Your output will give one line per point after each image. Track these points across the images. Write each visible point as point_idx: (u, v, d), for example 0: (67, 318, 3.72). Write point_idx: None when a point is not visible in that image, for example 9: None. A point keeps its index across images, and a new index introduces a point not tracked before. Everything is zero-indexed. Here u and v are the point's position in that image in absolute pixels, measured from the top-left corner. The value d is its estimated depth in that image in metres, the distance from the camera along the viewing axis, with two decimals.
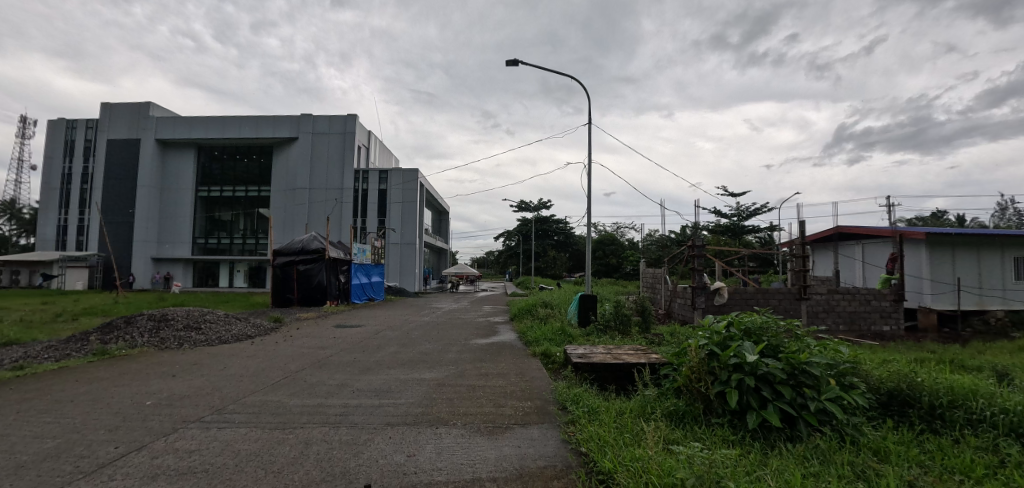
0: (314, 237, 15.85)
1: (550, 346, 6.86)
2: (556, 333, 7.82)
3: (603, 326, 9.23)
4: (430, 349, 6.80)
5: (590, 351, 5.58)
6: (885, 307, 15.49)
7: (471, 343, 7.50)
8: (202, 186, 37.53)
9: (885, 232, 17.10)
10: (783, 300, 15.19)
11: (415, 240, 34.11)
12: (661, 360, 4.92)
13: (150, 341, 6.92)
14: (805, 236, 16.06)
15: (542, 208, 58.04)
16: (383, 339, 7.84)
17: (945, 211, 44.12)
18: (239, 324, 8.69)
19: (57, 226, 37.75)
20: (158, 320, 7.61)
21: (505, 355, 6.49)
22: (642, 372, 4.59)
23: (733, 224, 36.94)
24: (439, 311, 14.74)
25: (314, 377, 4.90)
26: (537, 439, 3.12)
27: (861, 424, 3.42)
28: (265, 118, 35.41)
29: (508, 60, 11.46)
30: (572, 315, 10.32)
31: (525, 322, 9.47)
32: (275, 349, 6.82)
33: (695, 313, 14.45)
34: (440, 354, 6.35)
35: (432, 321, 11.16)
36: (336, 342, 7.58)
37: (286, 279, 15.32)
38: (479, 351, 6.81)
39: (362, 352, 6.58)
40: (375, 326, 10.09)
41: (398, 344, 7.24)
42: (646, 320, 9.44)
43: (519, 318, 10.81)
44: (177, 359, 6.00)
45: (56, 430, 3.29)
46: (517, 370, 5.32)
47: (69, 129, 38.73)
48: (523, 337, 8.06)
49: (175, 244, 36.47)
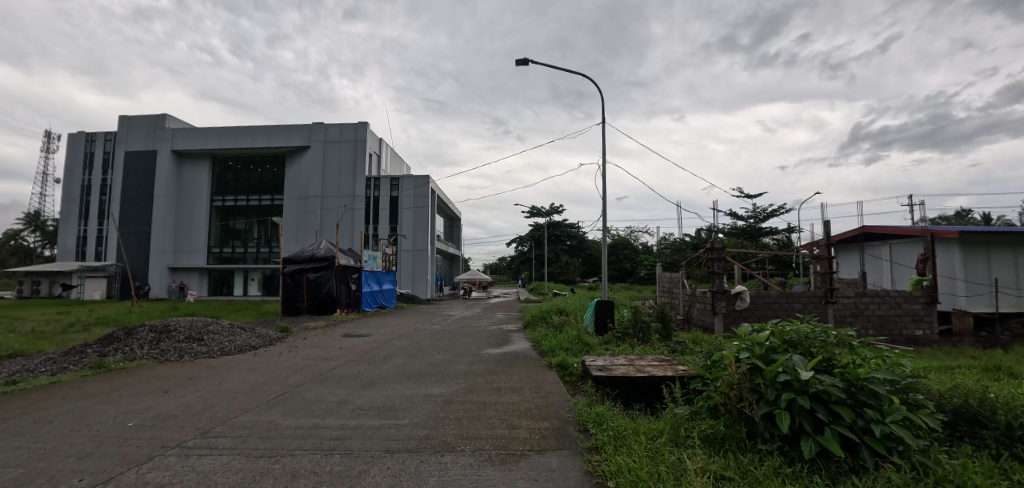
0: (324, 244, 15.61)
1: (567, 357, 6.43)
2: (573, 342, 7.39)
3: (621, 334, 8.78)
4: (439, 360, 6.42)
5: (610, 362, 5.16)
6: (917, 311, 14.69)
7: (483, 354, 7.10)
8: (217, 196, 38.00)
9: (914, 231, 16.32)
10: (809, 304, 14.50)
11: (426, 246, 33.92)
12: (690, 373, 4.48)
13: (150, 354, 6.67)
14: (830, 236, 15.37)
15: (554, 212, 57.63)
16: (391, 349, 7.48)
17: (970, 210, 42.71)
18: (243, 334, 8.43)
19: (77, 236, 38.46)
20: (160, 332, 7.37)
21: (519, 366, 6.08)
22: (671, 388, 4.17)
23: (750, 226, 36.13)
24: (451, 318, 14.40)
25: (313, 394, 4.56)
26: (557, 470, 2.71)
27: (935, 452, 2.93)
28: (278, 128, 35.75)
29: (518, 59, 11.18)
30: (587, 322, 9.88)
31: (539, 330, 9.06)
32: (278, 361, 6.51)
33: (716, 318, 13.89)
34: (450, 367, 5.97)
35: (443, 329, 10.79)
36: (343, 353, 7.27)
37: (296, 287, 15.15)
38: (490, 361, 6.41)
39: (368, 364, 6.24)
40: (384, 335, 9.76)
41: (407, 355, 6.90)
42: (667, 327, 8.98)
43: (533, 325, 10.40)
44: (175, 373, 5.73)
45: (23, 457, 2.99)
46: (532, 384, 4.92)
47: (88, 141, 39.45)
48: (537, 346, 7.65)
49: (191, 253, 36.91)
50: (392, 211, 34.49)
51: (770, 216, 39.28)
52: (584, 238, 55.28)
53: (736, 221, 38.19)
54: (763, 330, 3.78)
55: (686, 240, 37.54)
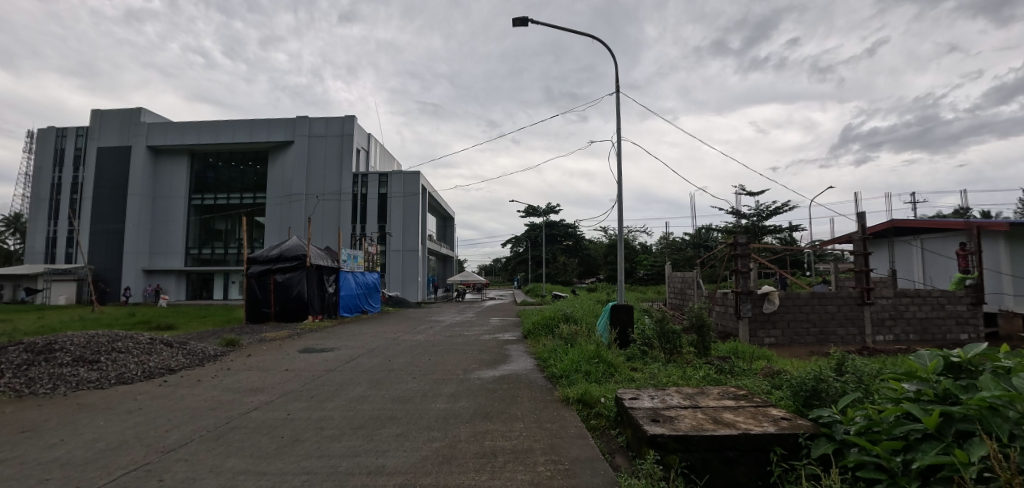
0: (294, 241, 13.66)
1: (589, 385, 4.60)
2: (591, 361, 5.48)
3: (646, 346, 7.11)
4: (409, 392, 4.61)
5: (659, 402, 3.51)
6: (962, 313, 13.10)
7: (479, 378, 5.33)
8: (196, 194, 35.84)
9: (955, 224, 14.70)
10: (843, 307, 12.74)
11: (416, 246, 31.96)
12: (810, 432, 2.79)
13: (9, 385, 4.84)
14: (864, 228, 13.76)
15: (551, 212, 56.07)
16: (352, 374, 5.62)
17: (969, 208, 41.87)
18: (165, 351, 6.59)
19: (47, 237, 36.12)
20: (37, 354, 5.52)
21: (523, 402, 4.24)
22: (806, 480, 2.46)
23: (753, 224, 34.75)
24: (439, 326, 12.54)
25: (183, 472, 2.72)
26: None
27: None
28: (259, 123, 33.85)
29: (517, 19, 9.35)
30: (603, 332, 8.03)
31: (545, 342, 7.30)
32: (185, 396, 4.69)
33: (740, 323, 12.36)
34: (428, 404, 4.18)
35: (427, 341, 8.94)
36: (290, 377, 5.50)
37: (262, 290, 13.24)
38: (481, 393, 4.57)
39: (310, 398, 4.44)
40: (352, 349, 7.87)
41: (371, 382, 5.13)
42: (705, 340, 7.10)
43: (537, 337, 8.60)
44: (11, 419, 3.89)
45: None
46: (545, 443, 3.15)
47: (59, 137, 37.08)
48: (545, 367, 5.83)
49: (168, 255, 34.80)
50: (380, 209, 32.60)
51: (772, 214, 37.96)
52: (581, 239, 53.70)
53: (738, 219, 36.89)
54: (1002, 380, 2.06)
55: (687, 239, 36.07)
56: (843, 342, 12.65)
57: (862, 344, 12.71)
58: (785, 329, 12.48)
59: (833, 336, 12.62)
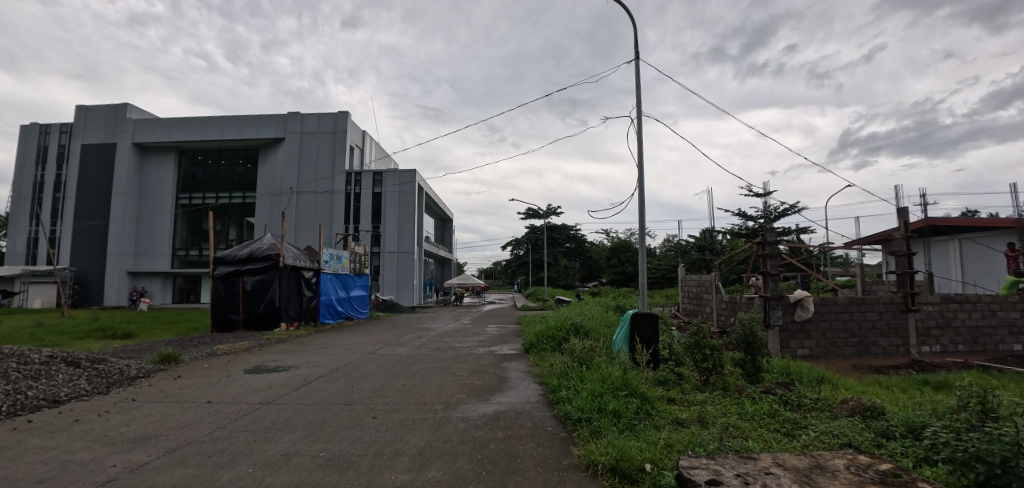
0: (267, 239, 12.14)
1: (622, 438, 3.11)
2: (618, 394, 3.98)
3: (678, 367, 5.62)
4: (354, 449, 3.10)
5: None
6: (1016, 321, 11.59)
7: (465, 420, 3.81)
8: (184, 194, 34.36)
9: (1000, 223, 13.25)
10: (886, 314, 11.21)
11: (412, 247, 30.48)
12: None
13: None
14: (905, 225, 12.26)
15: (553, 214, 55.03)
16: (292, 410, 4.14)
17: (975, 211, 40.83)
18: (59, 375, 5.06)
19: (27, 238, 34.46)
20: None
21: (525, 472, 2.73)
22: None
23: (761, 226, 33.48)
24: (429, 335, 11.02)
25: None
26: None
27: None
28: (248, 118, 32.42)
29: None
30: (622, 347, 6.50)
31: (554, 361, 5.79)
32: (26, 452, 3.17)
33: (771, 334, 10.84)
34: (375, 476, 2.67)
35: (410, 356, 7.48)
36: (203, 415, 3.99)
37: (229, 294, 11.76)
38: (463, 452, 3.05)
39: (203, 463, 2.90)
40: (313, 369, 6.32)
41: (311, 426, 3.63)
42: (755, 360, 5.60)
43: (544, 354, 7.10)
44: None
45: None
46: None
47: (42, 134, 35.58)
48: (556, 401, 4.32)
49: (154, 257, 33.41)
50: (374, 208, 31.00)
51: (780, 216, 36.62)
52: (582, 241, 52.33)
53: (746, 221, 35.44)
54: None
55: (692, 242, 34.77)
56: (885, 354, 11.10)
57: (908, 356, 11.16)
58: (821, 339, 10.96)
59: (874, 347, 11.09)
